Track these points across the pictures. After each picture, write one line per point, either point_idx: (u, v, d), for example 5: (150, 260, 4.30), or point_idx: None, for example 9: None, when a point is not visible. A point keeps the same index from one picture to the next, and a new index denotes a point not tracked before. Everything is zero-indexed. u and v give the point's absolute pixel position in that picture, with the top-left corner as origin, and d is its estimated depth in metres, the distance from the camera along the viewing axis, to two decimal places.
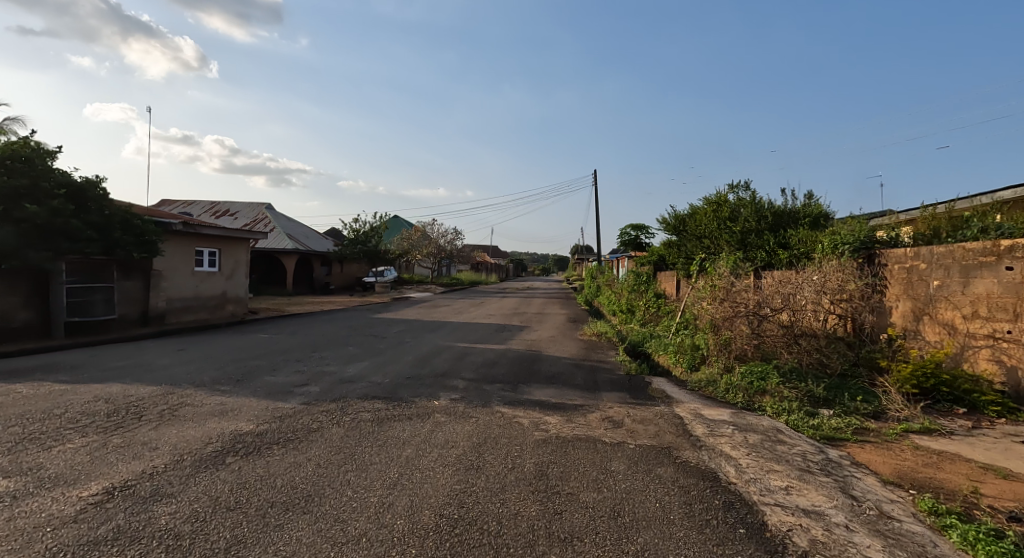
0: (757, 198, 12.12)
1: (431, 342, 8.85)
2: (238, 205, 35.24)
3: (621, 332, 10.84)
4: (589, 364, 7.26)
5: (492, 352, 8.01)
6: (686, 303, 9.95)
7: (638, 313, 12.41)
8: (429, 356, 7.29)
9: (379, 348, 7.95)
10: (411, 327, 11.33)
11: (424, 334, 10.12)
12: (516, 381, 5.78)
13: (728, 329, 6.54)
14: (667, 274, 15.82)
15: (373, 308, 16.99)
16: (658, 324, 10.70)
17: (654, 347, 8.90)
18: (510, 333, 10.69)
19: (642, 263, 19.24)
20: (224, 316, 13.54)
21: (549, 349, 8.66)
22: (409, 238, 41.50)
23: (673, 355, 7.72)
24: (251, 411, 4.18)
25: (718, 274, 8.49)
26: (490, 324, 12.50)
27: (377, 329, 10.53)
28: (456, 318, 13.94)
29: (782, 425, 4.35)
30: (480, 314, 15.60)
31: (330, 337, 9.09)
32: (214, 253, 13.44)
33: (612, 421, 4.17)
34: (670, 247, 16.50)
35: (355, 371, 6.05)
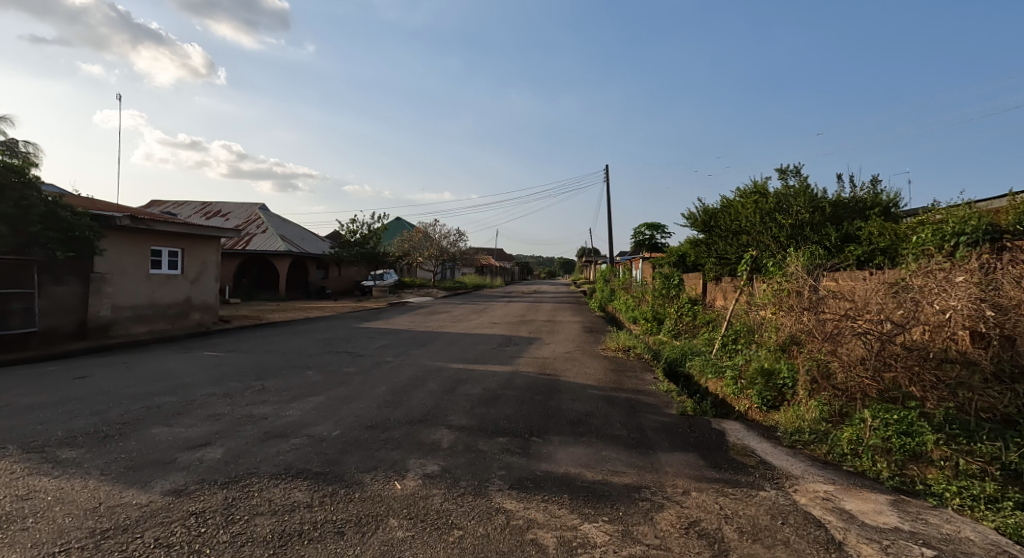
0: (808, 186, 10.31)
1: (418, 363, 7.04)
2: (231, 206, 33.69)
3: (653, 348, 8.98)
4: (624, 397, 5.43)
5: (495, 377, 6.18)
6: (738, 312, 8.21)
7: (670, 324, 10.50)
8: (410, 387, 5.47)
9: (348, 374, 6.14)
10: (398, 340, 9.54)
11: (413, 349, 8.31)
12: (527, 432, 3.96)
13: (829, 352, 4.66)
14: (695, 278, 14.09)
15: (362, 315, 15.22)
16: (700, 339, 8.79)
17: (703, 371, 7.01)
18: (517, 349, 8.84)
19: (662, 265, 17.47)
20: (188, 326, 11.80)
21: (566, 371, 6.84)
22: (410, 240, 39.86)
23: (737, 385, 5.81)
24: (58, 518, 2.35)
25: (789, 275, 6.54)
26: (494, 335, 10.67)
27: (357, 344, 8.73)
28: (454, 328, 12.13)
29: (998, 536, 2.48)
30: (483, 322, 13.79)
31: (293, 355, 7.30)
32: (175, 253, 11.70)
33: (708, 538, 2.33)
34: (696, 246, 14.74)
35: (298, 416, 4.24)
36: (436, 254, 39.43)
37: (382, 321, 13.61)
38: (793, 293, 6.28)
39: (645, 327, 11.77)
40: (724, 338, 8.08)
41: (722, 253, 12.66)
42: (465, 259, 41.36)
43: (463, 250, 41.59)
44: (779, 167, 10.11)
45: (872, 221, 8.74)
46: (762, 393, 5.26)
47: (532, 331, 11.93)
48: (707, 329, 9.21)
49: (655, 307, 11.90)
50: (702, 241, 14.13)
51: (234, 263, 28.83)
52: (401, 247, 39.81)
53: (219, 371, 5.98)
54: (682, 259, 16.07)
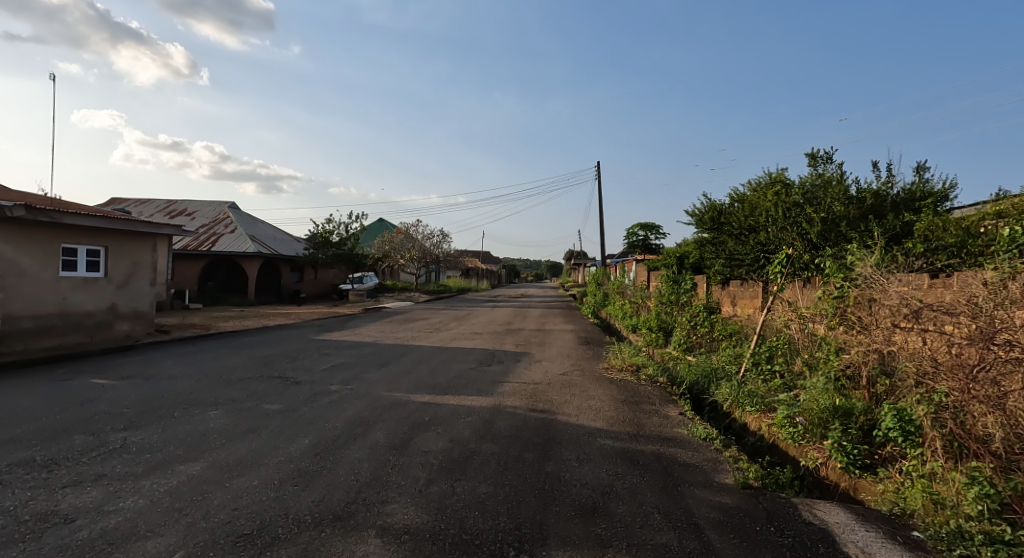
0: (839, 176, 8.88)
1: (371, 394, 5.37)
2: (198, 204, 31.70)
3: (669, 369, 7.37)
4: (650, 451, 3.85)
5: (469, 417, 4.57)
6: (775, 327, 6.70)
7: (682, 337, 8.94)
8: (345, 440, 3.80)
9: (268, 413, 4.45)
10: (358, 358, 7.86)
11: (372, 371, 6.65)
12: (513, 548, 2.34)
13: (963, 396, 3.06)
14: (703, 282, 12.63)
15: (328, 324, 13.47)
16: (725, 357, 7.22)
17: (745, 406, 5.42)
18: (502, 369, 7.24)
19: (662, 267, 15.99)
20: (112, 339, 9.98)
21: (564, 404, 5.24)
22: (392, 241, 38.08)
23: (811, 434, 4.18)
24: None
25: (855, 277, 4.94)
26: (474, 350, 9.04)
27: (303, 363, 7.04)
28: (429, 339, 10.48)
29: None
30: (463, 331, 12.16)
31: (209, 382, 5.59)
32: (97, 253, 9.89)
33: None
34: (702, 247, 13.29)
35: (135, 511, 2.57)
36: (418, 256, 37.68)
37: (346, 330, 11.89)
38: (862, 304, 4.75)
39: (650, 338, 10.23)
40: (762, 358, 6.51)
41: (737, 254, 11.24)
42: (449, 261, 39.66)
43: (447, 252, 39.90)
44: (810, 152, 8.68)
45: (926, 214, 7.37)
46: (858, 452, 3.63)
47: (519, 343, 10.31)
48: (731, 345, 7.65)
49: (663, 317, 10.34)
50: (711, 240, 12.66)
51: (199, 265, 26.81)
52: (382, 249, 38.00)
53: (83, 413, 4.28)
54: (686, 260, 14.63)
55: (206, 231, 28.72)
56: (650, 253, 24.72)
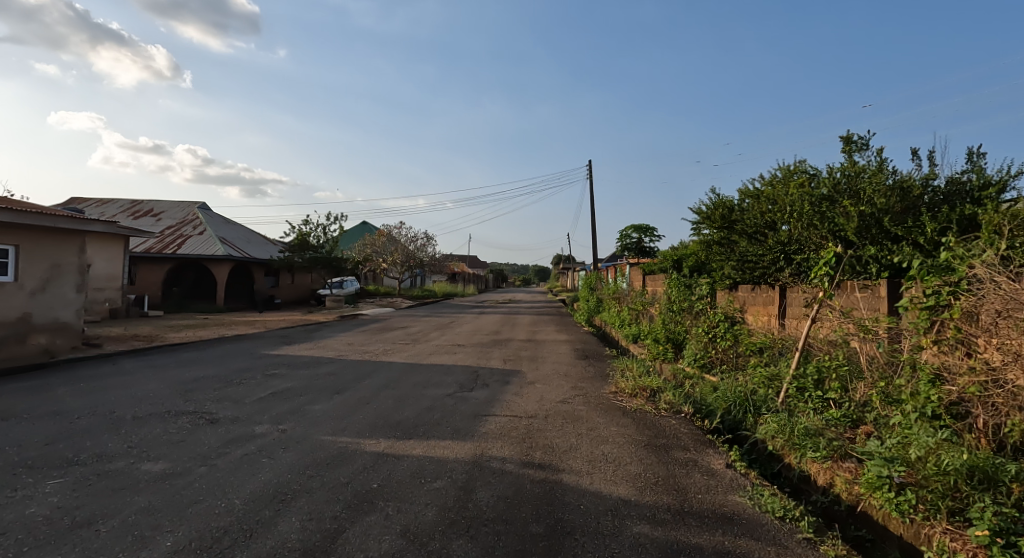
0: (879, 167, 7.71)
1: (306, 440, 3.93)
2: (166, 205, 29.89)
3: (690, 392, 6.11)
4: (711, 547, 2.52)
5: (437, 482, 3.18)
6: (827, 347, 5.45)
7: (697, 351, 7.68)
8: (230, 538, 2.39)
9: (138, 480, 3.02)
10: (309, 380, 6.40)
11: (322, 401, 5.24)
12: None
13: None
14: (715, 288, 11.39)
15: (290, 335, 11.94)
16: (758, 377, 5.98)
17: (807, 452, 4.17)
18: (486, 394, 5.86)
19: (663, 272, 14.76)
20: (24, 354, 8.40)
21: (567, 451, 3.89)
22: (373, 244, 36.52)
23: (935, 509, 2.93)
24: None
25: (958, 280, 3.72)
26: (454, 367, 7.64)
27: (235, 389, 5.59)
28: (403, 353, 9.07)
29: None
30: (443, 343, 10.75)
31: (90, 421, 4.14)
32: (7, 253, 8.34)
33: None
34: (708, 249, 12.07)
35: None
36: (401, 260, 36.18)
37: (310, 342, 10.40)
38: (983, 323, 3.51)
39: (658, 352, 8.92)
40: (810, 382, 5.26)
41: (751, 254, 10.04)
42: (433, 266, 38.19)
43: (431, 256, 38.45)
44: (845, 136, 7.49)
45: (991, 206, 6.21)
46: None
47: (508, 357, 8.90)
48: (762, 362, 6.40)
49: (671, 327, 9.09)
50: (718, 240, 11.45)
51: (165, 269, 25.06)
52: (363, 253, 36.43)
53: None
54: (688, 261, 13.42)
55: (173, 232, 26.96)
56: (644, 257, 23.59)
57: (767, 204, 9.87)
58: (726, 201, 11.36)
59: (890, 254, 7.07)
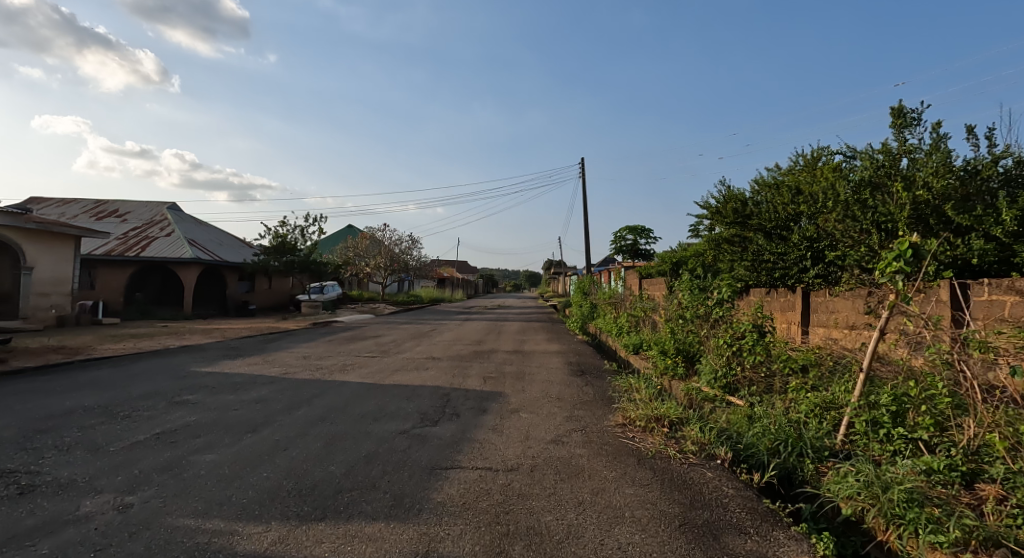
0: (937, 146, 6.42)
1: (148, 529, 2.47)
2: (133, 206, 28.21)
3: (720, 423, 4.74)
4: None
5: None
6: (908, 372, 4.12)
7: (717, 367, 6.34)
8: None
9: None
10: (226, 410, 4.91)
11: (221, 446, 3.76)
12: None
13: None
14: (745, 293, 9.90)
15: (242, 347, 10.44)
16: (807, 404, 4.64)
17: (922, 533, 2.80)
18: (455, 431, 4.42)
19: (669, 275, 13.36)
20: None
21: (565, 545, 2.47)
22: (356, 247, 34.97)
23: None
24: None
25: None
26: (421, 389, 6.20)
27: (110, 427, 4.10)
28: (365, 369, 7.60)
29: None
30: (416, 356, 9.29)
31: None
32: None
33: None
34: (719, 248, 10.75)
35: None
36: (384, 264, 34.65)
37: (259, 355, 8.89)
38: None
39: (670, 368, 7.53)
40: (888, 417, 3.91)
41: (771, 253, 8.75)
42: (419, 270, 36.70)
43: (417, 260, 36.95)
44: (897, 107, 6.21)
45: None
46: None
47: (489, 374, 7.47)
48: (808, 385, 5.04)
49: (682, 337, 7.75)
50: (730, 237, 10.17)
51: (128, 273, 23.39)
52: (345, 256, 34.85)
53: None
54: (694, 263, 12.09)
55: (138, 234, 25.28)
56: (639, 259, 22.36)
57: (790, 195, 8.61)
58: (737, 194, 10.09)
59: (956, 249, 5.77)
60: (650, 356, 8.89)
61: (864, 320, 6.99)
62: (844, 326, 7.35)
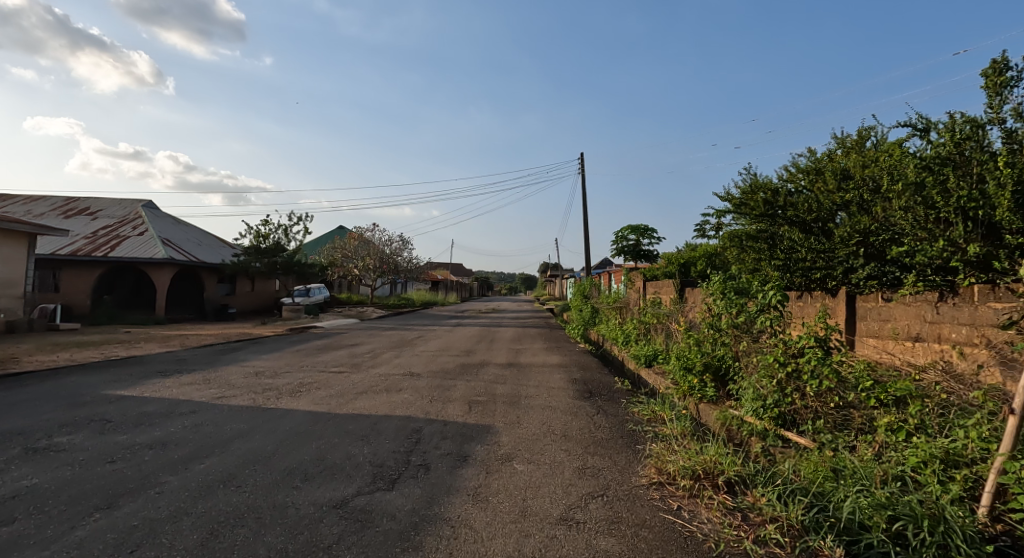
0: None
1: None
2: (106, 204, 26.69)
3: (794, 483, 3.37)
4: None
5: None
6: None
7: (765, 392, 5.00)
8: None
9: None
10: (97, 462, 3.47)
11: (30, 546, 2.33)
12: None
13: None
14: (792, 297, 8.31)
15: (192, 359, 8.99)
16: (916, 456, 3.28)
17: None
18: (417, 502, 3.01)
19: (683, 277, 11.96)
20: None
21: None
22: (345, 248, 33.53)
23: None
24: None
25: None
26: (385, 423, 4.77)
27: None
28: (323, 391, 6.16)
29: None
30: (392, 371, 7.84)
31: None
32: None
33: None
34: (743, 246, 9.37)
35: None
36: (374, 266, 33.17)
37: (202, 371, 7.43)
38: None
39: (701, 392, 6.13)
40: None
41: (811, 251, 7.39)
42: (411, 272, 35.29)
43: (408, 261, 35.50)
44: (995, 61, 4.87)
45: None
46: None
47: (475, 396, 6.05)
48: (911, 425, 3.63)
49: (713, 353, 6.41)
50: (756, 232, 8.84)
51: (96, 274, 21.87)
52: (332, 257, 33.36)
53: None
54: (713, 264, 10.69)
55: (108, 234, 23.76)
56: (642, 261, 21.06)
57: (835, 182, 7.27)
58: (765, 184, 8.77)
59: None
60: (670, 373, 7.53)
61: (938, 331, 5.63)
62: (906, 338, 6.04)
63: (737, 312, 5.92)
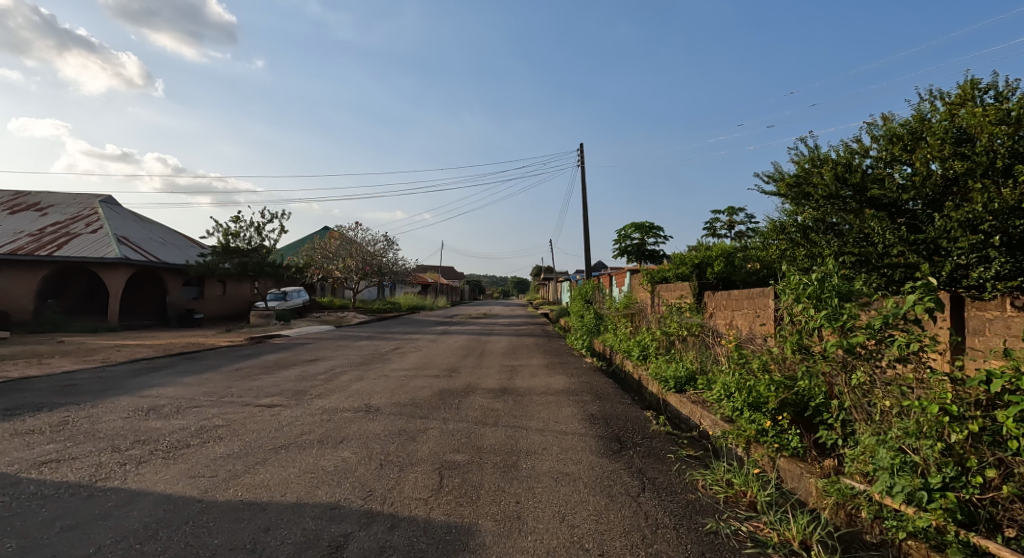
0: None
1: None
2: (60, 201, 24.42)
3: None
4: None
5: None
6: None
7: (926, 463, 3.05)
8: None
9: None
10: None
11: None
12: None
13: None
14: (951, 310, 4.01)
15: (87, 385, 6.87)
16: None
17: None
18: None
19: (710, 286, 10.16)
20: None
21: None
22: (326, 248, 31.36)
23: None
24: None
25: None
26: (288, 525, 2.72)
27: None
28: (223, 445, 4.08)
29: None
30: (344, 403, 5.79)
31: None
32: None
33: None
34: (798, 241, 7.48)
35: None
36: (356, 267, 31.04)
37: (73, 407, 5.30)
38: None
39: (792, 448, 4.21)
40: None
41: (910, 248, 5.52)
42: (397, 274, 33.22)
43: (394, 263, 33.41)
44: None
45: None
46: None
47: (452, 454, 4.03)
48: None
49: (797, 385, 4.44)
50: (820, 219, 6.89)
51: (40, 276, 19.59)
52: (311, 258, 31.19)
53: None
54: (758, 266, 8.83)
55: (57, 232, 21.52)
56: (647, 262, 19.19)
57: (946, 150, 5.32)
58: (835, 158, 6.82)
59: None
60: (726, 410, 5.53)
61: None
62: None
63: (845, 328, 3.95)
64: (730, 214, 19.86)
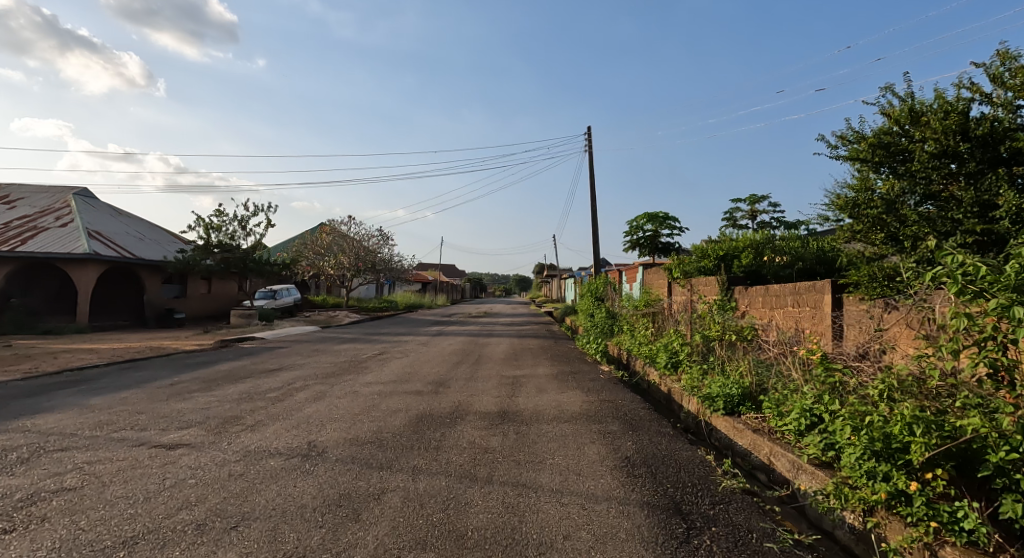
0: None
1: None
2: (29, 194, 22.81)
3: None
4: None
5: None
6: None
7: None
8: None
9: None
10: None
11: None
12: None
13: None
14: None
15: None
16: None
17: None
18: None
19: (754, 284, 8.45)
20: None
21: None
22: (317, 243, 29.70)
23: None
24: None
25: None
26: None
27: None
28: (28, 542, 2.41)
29: None
30: (280, 442, 4.12)
31: None
32: None
33: None
34: (872, 222, 5.73)
35: None
36: (349, 264, 29.39)
37: None
38: None
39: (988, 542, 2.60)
40: None
41: None
42: (393, 271, 31.56)
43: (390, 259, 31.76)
44: None
45: None
46: None
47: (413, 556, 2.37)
48: None
49: (969, 427, 2.78)
50: (920, 190, 5.24)
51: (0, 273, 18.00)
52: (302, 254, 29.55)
53: None
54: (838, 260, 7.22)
55: (23, 226, 19.90)
56: (662, 255, 17.50)
57: None
58: (946, 105, 5.09)
59: None
60: (821, 452, 3.87)
61: None
62: None
63: None
64: (752, 203, 18.20)
